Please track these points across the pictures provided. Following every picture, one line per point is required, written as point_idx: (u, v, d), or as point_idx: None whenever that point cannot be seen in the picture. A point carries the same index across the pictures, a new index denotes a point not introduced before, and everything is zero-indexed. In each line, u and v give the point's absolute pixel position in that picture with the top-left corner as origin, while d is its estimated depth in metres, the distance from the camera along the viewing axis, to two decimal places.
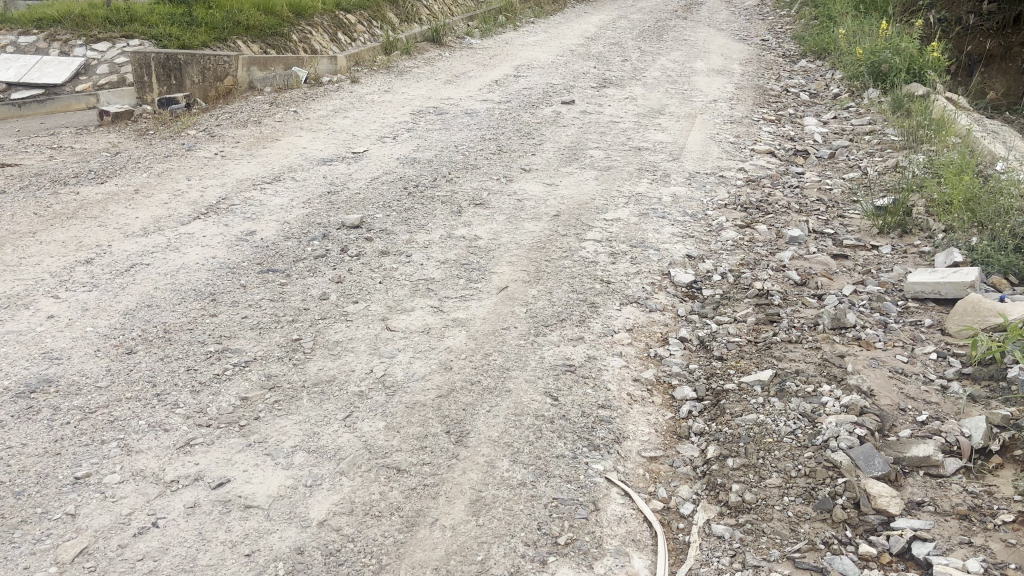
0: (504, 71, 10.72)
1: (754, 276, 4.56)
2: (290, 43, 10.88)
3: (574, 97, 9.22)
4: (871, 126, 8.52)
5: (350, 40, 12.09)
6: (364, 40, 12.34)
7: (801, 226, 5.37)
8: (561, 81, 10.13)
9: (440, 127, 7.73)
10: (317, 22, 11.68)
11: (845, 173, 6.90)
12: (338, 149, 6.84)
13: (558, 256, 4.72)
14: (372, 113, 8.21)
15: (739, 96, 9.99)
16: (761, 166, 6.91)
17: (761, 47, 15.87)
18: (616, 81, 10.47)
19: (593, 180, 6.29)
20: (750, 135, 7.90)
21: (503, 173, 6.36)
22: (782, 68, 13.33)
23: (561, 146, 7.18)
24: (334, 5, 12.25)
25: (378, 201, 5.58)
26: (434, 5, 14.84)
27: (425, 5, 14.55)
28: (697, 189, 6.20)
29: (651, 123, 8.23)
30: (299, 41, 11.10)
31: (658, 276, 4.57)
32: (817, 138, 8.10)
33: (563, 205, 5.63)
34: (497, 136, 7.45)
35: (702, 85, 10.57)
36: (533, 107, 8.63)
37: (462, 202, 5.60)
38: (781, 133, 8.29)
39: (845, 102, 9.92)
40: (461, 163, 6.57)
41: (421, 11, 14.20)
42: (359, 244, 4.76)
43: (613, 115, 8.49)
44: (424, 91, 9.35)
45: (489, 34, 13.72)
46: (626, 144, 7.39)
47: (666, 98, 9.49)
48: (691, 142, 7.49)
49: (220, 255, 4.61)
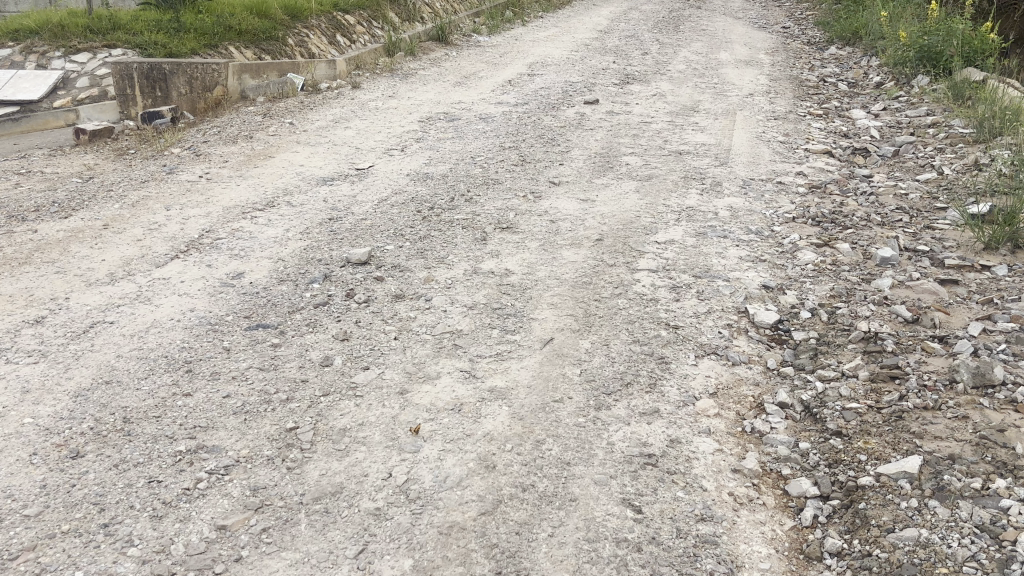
0: (517, 70, 9.90)
1: (852, 313, 3.72)
2: (286, 48, 10.10)
3: (597, 96, 8.38)
4: (930, 117, 7.66)
5: (349, 42, 11.28)
6: (364, 43, 11.53)
7: (891, 243, 4.54)
8: (580, 79, 9.30)
9: (453, 136, 6.92)
10: (314, 25, 10.88)
11: (917, 175, 6.07)
12: (339, 166, 6.03)
13: (609, 293, 3.89)
14: (376, 121, 7.40)
15: (776, 89, 9.14)
16: (820, 170, 6.07)
17: (783, 35, 15.01)
18: (640, 76, 9.63)
19: (635, 192, 5.46)
20: (800, 133, 7.06)
21: (531, 187, 5.55)
22: (812, 57, 12.48)
23: (591, 153, 6.35)
24: (331, 6, 11.44)
25: (389, 228, 4.77)
26: (437, 2, 14.02)
27: (428, 2, 13.72)
28: (755, 200, 5.37)
29: (687, 123, 7.39)
30: (296, 45, 10.32)
31: (733, 317, 3.76)
32: (873, 133, 7.25)
33: (605, 225, 4.80)
34: (518, 143, 6.63)
35: (732, 78, 9.72)
36: (554, 109, 7.80)
37: (486, 226, 4.79)
38: (833, 128, 7.44)
39: (893, 92, 9.06)
40: (480, 178, 5.75)
41: (424, 9, 13.38)
42: (368, 287, 3.95)
43: (643, 114, 7.66)
44: (432, 96, 8.54)
45: (496, 31, 12.90)
46: (663, 148, 6.55)
47: (697, 94, 8.64)
48: (736, 145, 6.64)
49: (200, 306, 3.80)
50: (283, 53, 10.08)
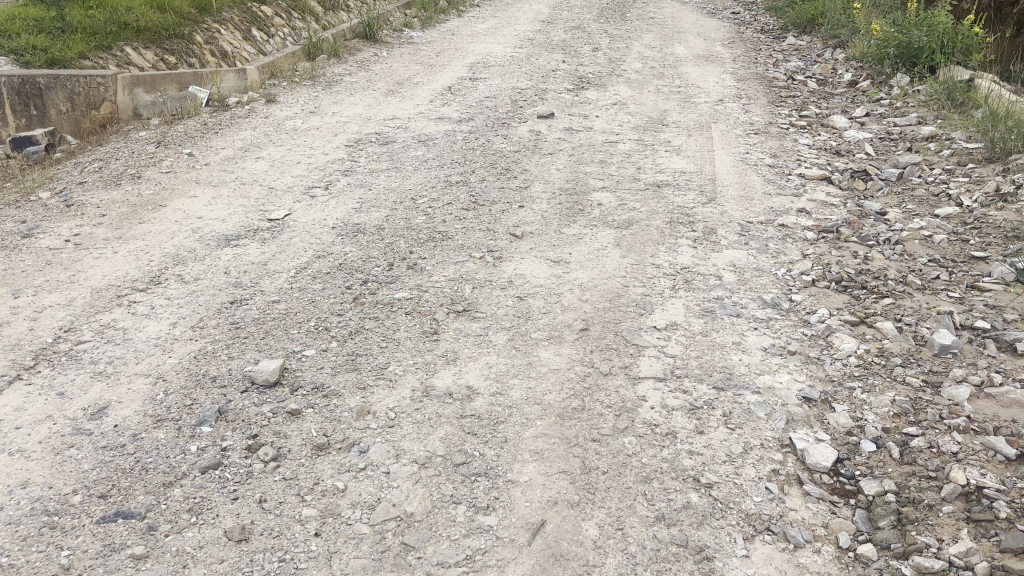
0: (457, 75, 8.82)
1: (934, 448, 2.80)
2: (194, 47, 8.76)
3: (551, 108, 7.37)
4: (925, 128, 6.85)
5: (267, 38, 9.98)
6: (283, 39, 10.24)
7: (944, 320, 3.64)
8: (529, 85, 8.29)
9: (388, 167, 5.83)
10: (226, 19, 9.55)
11: (933, 207, 5.22)
12: (247, 216, 4.91)
13: (611, 424, 2.89)
14: (296, 147, 6.27)
15: (745, 92, 8.24)
16: (824, 207, 5.18)
17: (734, 22, 14.21)
18: (594, 80, 8.66)
19: (614, 247, 4.48)
20: (787, 154, 6.17)
21: (487, 244, 4.52)
22: (771, 49, 11.69)
23: (554, 190, 5.35)
24: None
25: (309, 317, 3.69)
26: None
27: None
28: (759, 254, 4.44)
29: (658, 142, 6.45)
30: (205, 43, 8.99)
31: (778, 457, 2.81)
32: (866, 150, 6.40)
33: (588, 303, 3.81)
34: (467, 176, 5.59)
35: (695, 79, 8.81)
36: (504, 128, 6.77)
37: (437, 308, 3.74)
38: (821, 143, 6.59)
39: (873, 93, 8.30)
40: (424, 229, 4.69)
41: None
42: (278, 430, 2.88)
43: (606, 132, 6.69)
44: (363, 108, 7.43)
45: (430, 23, 11.76)
46: (637, 179, 5.59)
47: (661, 102, 7.70)
48: (720, 172, 5.72)
49: (38, 476, 2.68)
50: (190, 54, 8.74)
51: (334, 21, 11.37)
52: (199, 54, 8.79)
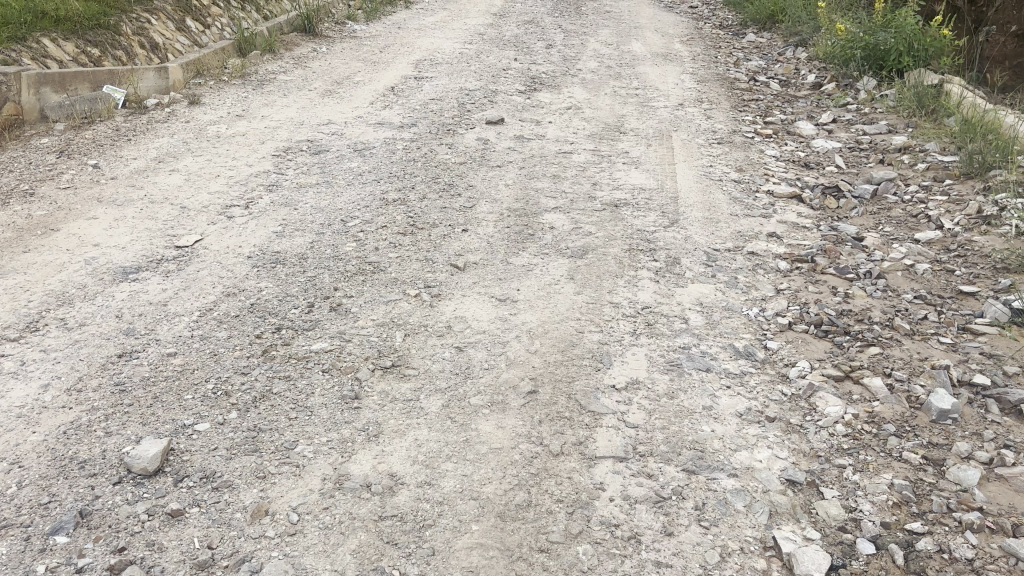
0: (401, 74, 8.26)
1: (944, 554, 2.37)
2: (121, 38, 7.87)
3: (500, 114, 6.86)
4: (896, 138, 6.48)
5: (201, 28, 9.25)
6: (219, 29, 9.51)
7: (939, 375, 3.21)
8: (477, 85, 7.78)
9: (318, 181, 5.26)
10: (157, 8, 8.75)
11: (912, 230, 4.82)
12: (151, 242, 4.31)
13: (563, 527, 2.39)
14: (217, 156, 5.66)
15: (707, 95, 7.81)
16: (796, 231, 4.75)
17: (692, 16, 13.83)
18: (548, 81, 8.18)
19: (568, 282, 3.99)
20: (753, 168, 5.74)
21: (424, 277, 3.99)
22: (730, 46, 11.32)
23: (501, 211, 4.85)
24: None
25: (208, 377, 3.13)
26: None
27: None
28: (728, 290, 3.98)
29: (615, 154, 5.98)
30: (134, 35, 8.10)
31: (762, 566, 2.34)
32: (836, 163, 6.00)
33: (538, 354, 3.31)
34: (406, 194, 5.06)
35: (654, 81, 8.36)
36: (450, 136, 6.24)
37: (360, 364, 3.21)
38: (788, 154, 6.17)
39: (839, 97, 7.94)
40: (353, 259, 4.15)
41: None
42: (152, 541, 2.33)
43: (560, 143, 6.20)
44: (296, 111, 6.83)
45: (375, 16, 11.15)
46: (594, 198, 5.10)
47: (619, 108, 7.23)
48: (683, 189, 5.26)
49: None
50: (117, 46, 7.83)
51: (275, 11, 10.68)
52: (127, 45, 7.96)
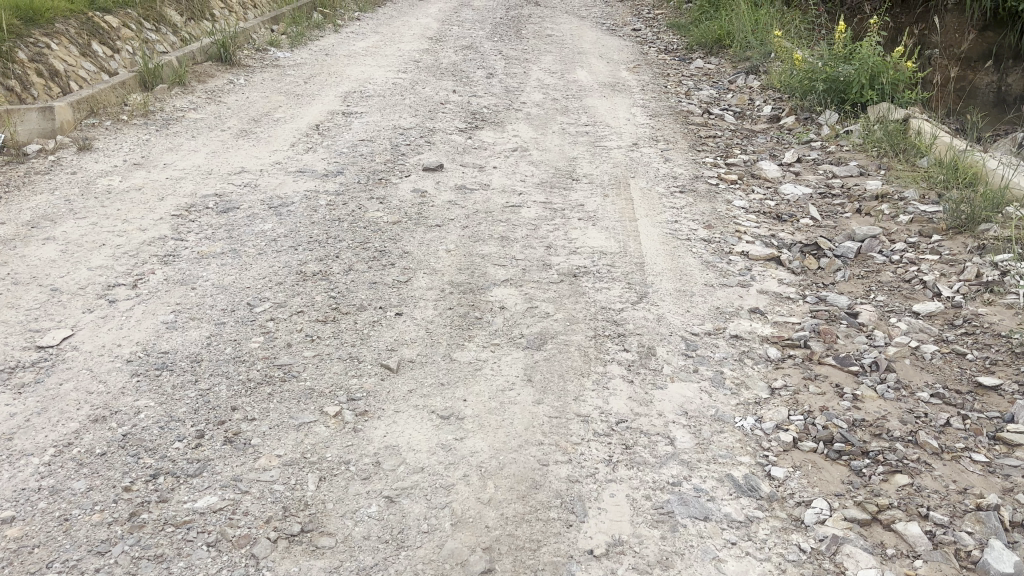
0: (328, 109, 7.52)
1: None
2: (13, 65, 6.99)
3: (438, 159, 6.18)
4: (870, 183, 5.99)
5: (110, 52, 8.36)
6: (131, 52, 8.62)
7: (989, 518, 2.58)
8: (413, 124, 7.10)
9: (225, 250, 4.49)
10: (59, 31, 7.88)
11: (908, 300, 4.25)
12: (7, 343, 3.48)
13: None
14: (107, 216, 4.85)
15: (661, 134, 7.25)
16: (780, 305, 4.15)
17: (636, 40, 13.41)
18: (489, 118, 7.54)
19: (525, 384, 3.29)
20: (721, 223, 5.16)
21: (345, 384, 3.24)
22: (678, 73, 10.88)
23: (442, 285, 4.14)
24: (86, 5, 8.51)
25: (50, 561, 2.34)
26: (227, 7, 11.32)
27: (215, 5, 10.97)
28: (714, 391, 3.33)
29: (568, 209, 5.34)
30: (29, 62, 7.23)
31: None
32: (810, 215, 5.48)
33: (491, 502, 2.59)
34: (328, 264, 4.33)
35: (603, 118, 7.79)
36: (381, 187, 5.52)
37: (259, 532, 2.47)
38: (758, 204, 5.62)
39: (802, 134, 7.48)
40: (259, 361, 3.39)
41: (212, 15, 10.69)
42: None
43: (505, 195, 5.54)
44: (206, 156, 6.04)
45: (301, 41, 10.38)
46: (549, 266, 4.43)
47: (567, 151, 6.62)
48: (648, 252, 4.63)
49: None
50: (8, 75, 6.96)
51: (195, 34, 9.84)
52: (21, 72, 7.05)
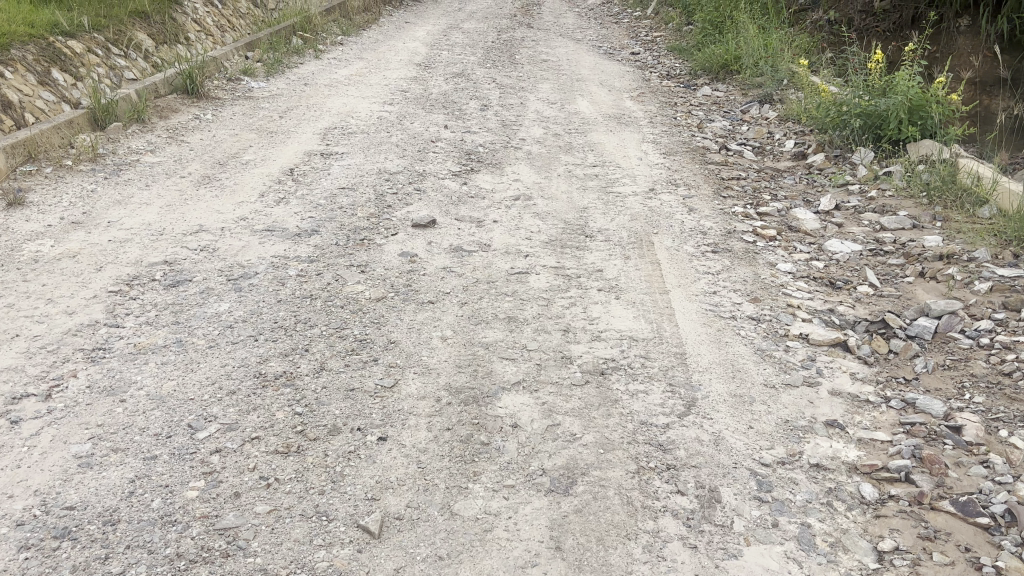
0: (304, 149, 6.71)
1: None
2: None
3: (429, 213, 5.37)
4: (930, 239, 5.21)
5: (73, 80, 7.52)
6: (97, 81, 7.79)
7: None
8: (400, 168, 6.30)
9: (168, 342, 3.64)
10: (15, 57, 7.03)
11: (1015, 402, 3.44)
12: None
13: None
14: (29, 294, 3.99)
15: (678, 177, 6.46)
16: (859, 414, 3.34)
17: (636, 64, 12.69)
18: (486, 159, 6.74)
19: (552, 555, 2.45)
20: (767, 295, 4.35)
21: (310, 560, 2.39)
22: (684, 101, 10.14)
23: (436, 390, 3.29)
24: (47, 30, 7.68)
25: None
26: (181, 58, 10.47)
27: None
28: (805, 561, 2.50)
29: (584, 276, 4.52)
30: None
31: None
32: (868, 281, 4.71)
33: None
34: (296, 361, 3.49)
35: (612, 157, 7.00)
36: (362, 250, 4.69)
37: None
38: (804, 266, 4.83)
39: (836, 176, 6.71)
40: (195, 522, 2.53)
41: None
42: None
43: (509, 258, 4.72)
44: (159, 211, 5.19)
45: (278, 69, 9.59)
46: (569, 357, 3.60)
47: (576, 200, 5.82)
48: (687, 337, 3.82)
49: None
50: None
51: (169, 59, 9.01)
52: None
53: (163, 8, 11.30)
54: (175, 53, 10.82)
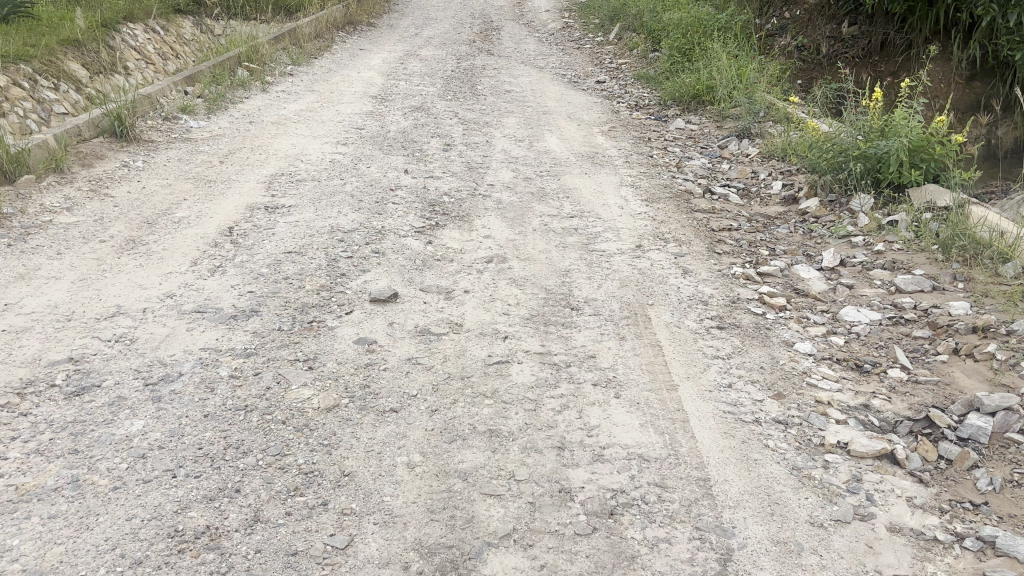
0: (246, 203, 5.96)
1: None
2: None
3: (389, 283, 4.66)
4: (957, 306, 4.62)
5: None
6: (17, 117, 6.95)
7: None
8: (355, 224, 5.58)
9: (60, 481, 2.87)
10: None
11: None
12: None
13: None
14: None
15: (665, 230, 5.83)
16: (932, 562, 2.69)
17: (603, 93, 12.14)
18: (451, 211, 6.06)
19: None
20: (790, 388, 3.70)
21: None
22: (658, 136, 9.58)
23: (405, 552, 2.57)
24: None
25: None
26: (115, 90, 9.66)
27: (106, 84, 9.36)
28: None
29: (574, 365, 3.83)
30: None
31: None
32: (898, 362, 4.08)
33: None
34: (225, 509, 2.75)
35: (590, 205, 6.36)
36: (310, 337, 3.96)
37: None
38: (824, 346, 4.20)
39: (835, 225, 6.14)
40: None
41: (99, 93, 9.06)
42: None
43: (484, 341, 4.02)
44: (71, 287, 4.41)
45: (220, 106, 8.82)
46: (567, 490, 2.90)
47: (556, 262, 5.15)
48: (708, 454, 3.15)
49: None
50: None
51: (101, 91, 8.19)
52: None
53: (98, 35, 10.45)
54: (112, 83, 9.98)
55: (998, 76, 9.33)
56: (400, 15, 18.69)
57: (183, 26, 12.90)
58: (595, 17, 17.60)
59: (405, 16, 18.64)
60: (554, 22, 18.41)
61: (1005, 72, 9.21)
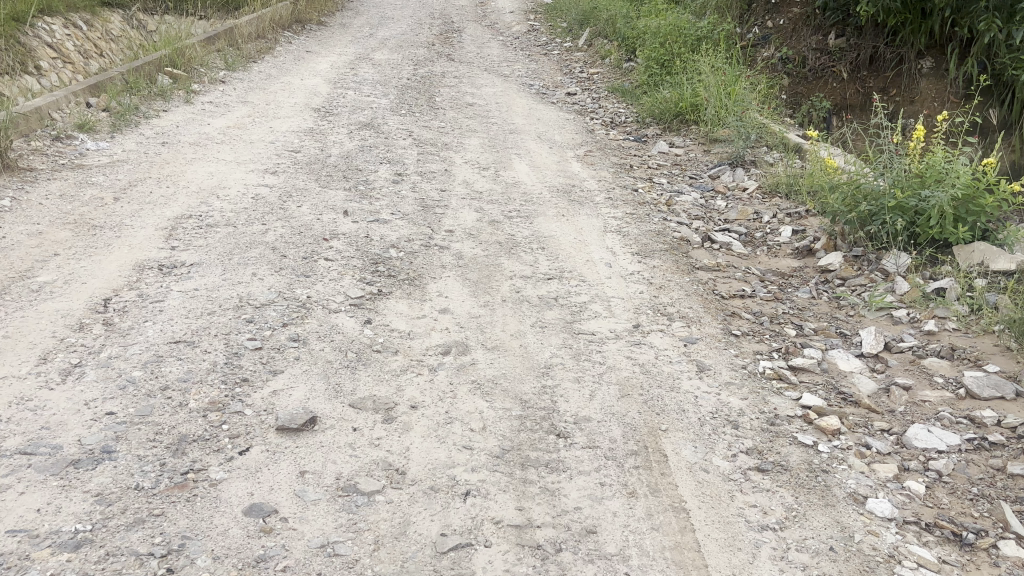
0: (135, 261, 4.68)
1: None
2: None
3: (307, 394, 3.42)
4: None
5: None
6: None
7: None
8: (272, 295, 4.32)
9: None
10: None
11: None
12: None
13: None
14: None
15: (666, 301, 4.67)
16: None
17: (574, 107, 10.99)
18: (398, 271, 4.83)
19: None
20: None
21: None
22: (639, 162, 8.44)
23: None
24: None
25: None
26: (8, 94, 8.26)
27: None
28: None
29: (566, 549, 2.64)
30: None
31: None
32: (1009, 527, 2.93)
33: None
34: None
35: (569, 262, 5.18)
36: (179, 504, 2.72)
37: None
38: (905, 500, 3.05)
39: (870, 292, 5.02)
40: None
41: None
42: None
43: (435, 504, 2.80)
44: None
45: (129, 122, 7.49)
46: None
47: (532, 352, 3.96)
48: None
49: None
50: None
51: None
52: None
53: (4, 28, 9.02)
54: (19, 85, 8.58)
55: (995, 95, 8.28)
56: (354, 13, 17.34)
57: (110, 20, 11.47)
58: (562, 21, 16.45)
59: (360, 14, 17.31)
60: (519, 24, 17.22)
61: (1003, 91, 8.16)
